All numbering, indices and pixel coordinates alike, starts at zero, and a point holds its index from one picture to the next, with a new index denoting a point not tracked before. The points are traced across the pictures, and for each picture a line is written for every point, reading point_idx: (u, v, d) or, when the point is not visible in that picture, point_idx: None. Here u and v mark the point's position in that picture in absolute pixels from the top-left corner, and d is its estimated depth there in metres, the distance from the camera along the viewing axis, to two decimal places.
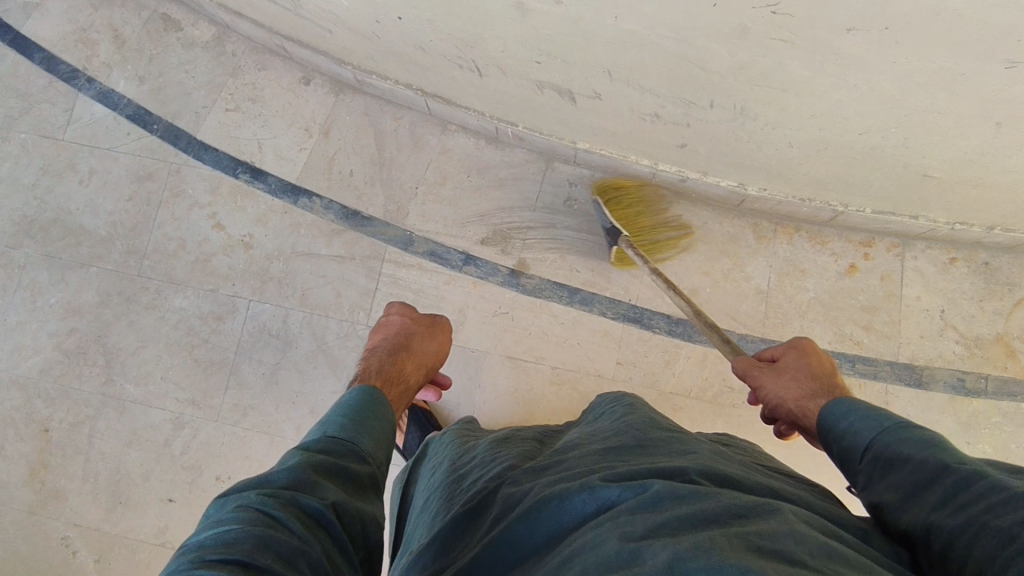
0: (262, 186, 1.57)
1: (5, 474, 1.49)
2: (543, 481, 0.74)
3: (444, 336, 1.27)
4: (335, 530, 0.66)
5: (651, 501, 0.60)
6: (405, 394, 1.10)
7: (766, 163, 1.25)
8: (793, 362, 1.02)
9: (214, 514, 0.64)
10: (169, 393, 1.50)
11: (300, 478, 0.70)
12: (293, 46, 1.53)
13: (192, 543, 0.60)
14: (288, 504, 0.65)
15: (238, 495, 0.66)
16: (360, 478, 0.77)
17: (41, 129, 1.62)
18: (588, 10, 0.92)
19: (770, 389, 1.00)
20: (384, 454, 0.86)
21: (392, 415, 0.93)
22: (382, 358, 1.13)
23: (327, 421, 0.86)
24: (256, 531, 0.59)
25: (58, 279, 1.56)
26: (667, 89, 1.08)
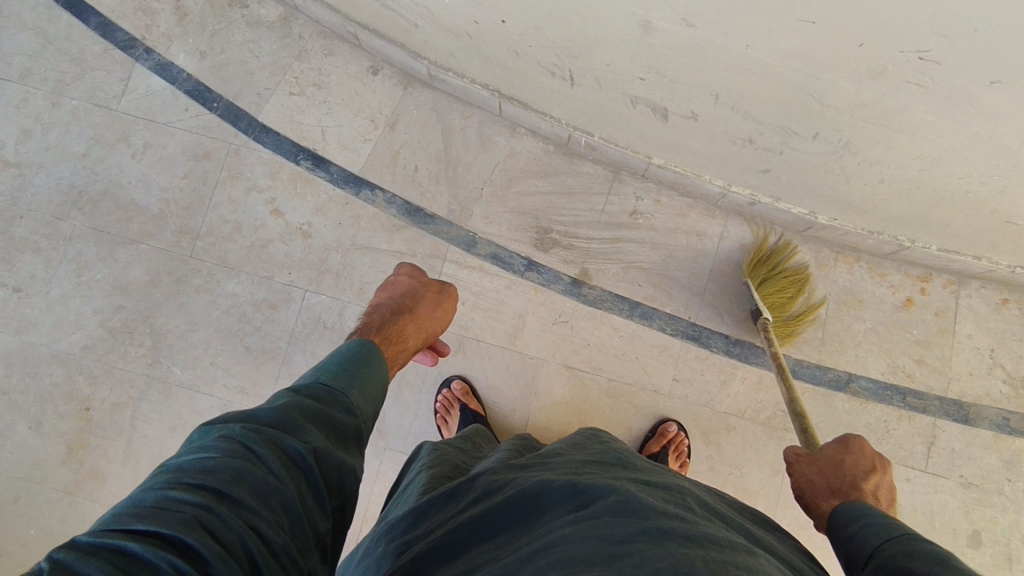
0: (323, 175, 1.54)
1: (43, 451, 1.46)
2: (524, 476, 0.81)
3: (450, 305, 1.23)
4: (312, 473, 0.70)
5: (631, 508, 0.66)
6: (401, 354, 1.08)
7: (847, 196, 1.26)
8: (829, 453, 0.93)
9: (196, 440, 0.68)
10: (218, 380, 1.47)
11: (285, 419, 0.73)
12: (367, 34, 1.50)
13: (172, 464, 0.65)
14: (271, 443, 0.69)
15: (222, 425, 0.70)
16: (346, 428, 0.80)
17: (95, 97, 1.58)
18: (720, 36, 0.91)
19: (794, 473, 0.94)
20: (371, 408, 0.88)
21: (383, 373, 0.95)
22: (384, 316, 1.12)
23: (320, 368, 0.88)
24: (234, 464, 0.64)
25: (105, 254, 1.51)
26: (771, 118, 1.07)
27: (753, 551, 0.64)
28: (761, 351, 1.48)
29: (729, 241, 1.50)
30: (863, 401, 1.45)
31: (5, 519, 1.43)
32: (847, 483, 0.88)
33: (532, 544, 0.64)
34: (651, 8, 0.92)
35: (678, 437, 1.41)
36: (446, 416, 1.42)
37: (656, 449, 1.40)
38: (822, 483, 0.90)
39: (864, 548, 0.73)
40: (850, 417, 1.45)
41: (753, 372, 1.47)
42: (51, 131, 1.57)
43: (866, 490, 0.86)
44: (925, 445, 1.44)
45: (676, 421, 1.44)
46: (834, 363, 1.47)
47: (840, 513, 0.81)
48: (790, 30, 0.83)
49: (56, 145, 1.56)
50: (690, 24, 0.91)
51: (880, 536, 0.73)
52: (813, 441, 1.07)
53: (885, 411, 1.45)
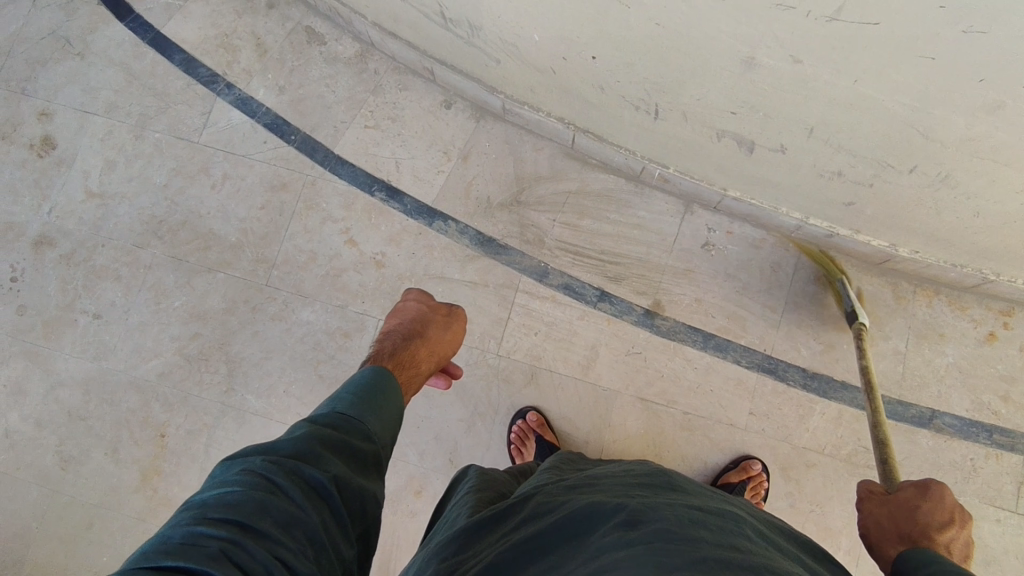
0: (397, 206, 1.57)
1: (117, 478, 1.45)
2: (573, 499, 0.77)
3: (461, 326, 1.20)
4: (334, 503, 0.70)
5: (682, 539, 0.62)
6: (415, 380, 1.05)
7: (935, 229, 1.25)
8: (905, 498, 0.86)
9: (219, 475, 0.68)
10: (291, 408, 1.47)
11: (305, 450, 0.73)
12: (444, 70, 1.55)
13: (196, 499, 0.64)
14: (291, 473, 0.69)
15: (244, 458, 0.70)
16: (365, 456, 0.79)
17: (177, 130, 1.63)
18: (828, 72, 0.92)
19: (868, 518, 0.87)
20: (389, 436, 0.87)
21: (400, 400, 0.93)
22: (395, 342, 1.09)
23: (337, 398, 0.87)
24: (257, 496, 0.63)
25: (184, 282, 1.54)
26: (867, 151, 1.07)
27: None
28: (841, 386, 1.45)
29: (804, 272, 1.49)
30: (947, 439, 1.41)
31: (76, 547, 1.42)
32: (916, 530, 0.80)
33: (589, 564, 0.61)
34: (758, 45, 0.93)
35: (760, 475, 1.37)
36: (521, 446, 1.40)
37: (734, 480, 1.36)
38: (893, 527, 0.83)
39: None
40: (935, 455, 1.40)
41: (833, 408, 1.44)
42: (134, 162, 1.62)
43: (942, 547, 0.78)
44: (1014, 486, 1.39)
45: (757, 457, 1.41)
46: (917, 398, 1.43)
47: (909, 561, 0.75)
48: (907, 65, 0.85)
49: (139, 176, 1.61)
50: (798, 60, 0.92)
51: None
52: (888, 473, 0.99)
53: (971, 449, 1.41)
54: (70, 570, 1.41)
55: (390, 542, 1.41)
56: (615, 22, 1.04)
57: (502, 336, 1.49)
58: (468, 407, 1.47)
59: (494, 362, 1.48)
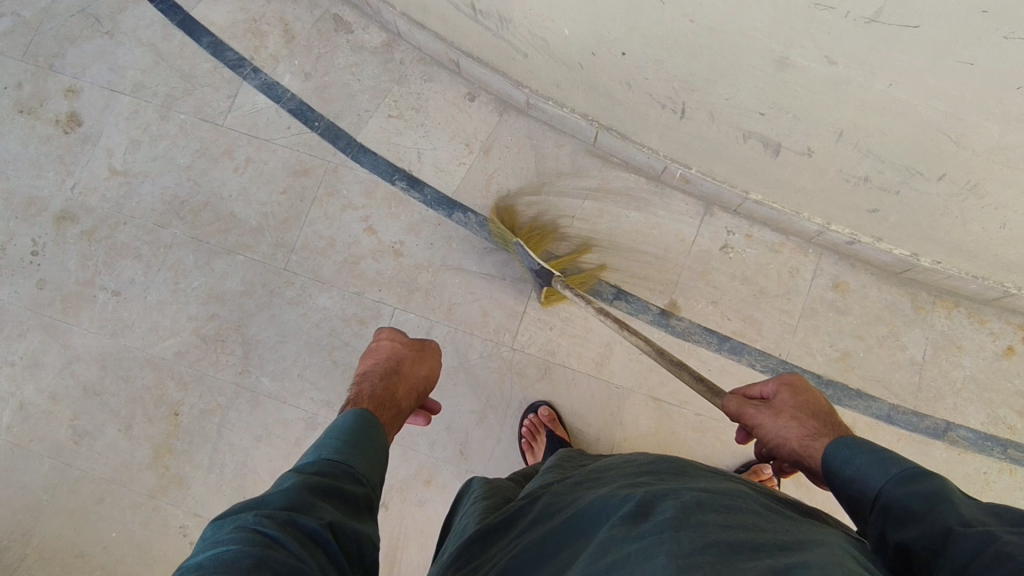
0: (417, 196, 1.57)
1: (129, 454, 1.46)
2: (578, 497, 0.76)
3: (434, 360, 1.23)
4: (333, 549, 0.69)
5: (691, 524, 0.60)
6: (395, 420, 1.05)
7: (959, 239, 1.24)
8: (787, 401, 0.90)
9: (211, 537, 0.65)
10: (305, 392, 1.47)
11: (296, 500, 0.72)
12: (470, 63, 1.55)
13: (189, 564, 0.62)
14: (287, 524, 0.68)
15: (233, 517, 0.68)
16: (355, 499, 0.79)
17: (202, 112, 1.64)
18: (862, 73, 0.92)
19: (771, 431, 0.87)
20: (378, 476, 0.87)
21: (381, 441, 0.93)
22: (373, 383, 1.08)
23: (321, 445, 0.87)
24: (256, 550, 0.61)
25: (203, 263, 1.55)
26: (896, 157, 1.07)
27: (836, 549, 0.58)
28: (856, 394, 1.44)
29: (823, 278, 1.49)
30: (962, 451, 1.40)
31: (86, 521, 1.43)
32: (823, 421, 0.85)
33: (598, 561, 0.60)
34: (793, 44, 0.93)
35: (771, 480, 1.37)
36: (532, 441, 1.40)
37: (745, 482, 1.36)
38: (801, 426, 0.85)
39: (869, 490, 0.69)
40: (949, 467, 1.40)
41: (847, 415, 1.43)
42: (158, 142, 1.63)
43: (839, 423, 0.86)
44: None
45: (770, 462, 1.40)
46: (932, 410, 1.42)
47: (837, 457, 0.76)
48: (944, 70, 0.85)
49: (163, 156, 1.62)
50: (833, 61, 0.92)
51: (880, 476, 0.69)
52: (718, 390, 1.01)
53: (985, 463, 1.40)
54: (80, 543, 1.42)
55: (398, 530, 1.41)
56: (648, 17, 1.04)
57: (517, 329, 1.49)
58: (480, 399, 1.47)
59: (508, 355, 1.48)
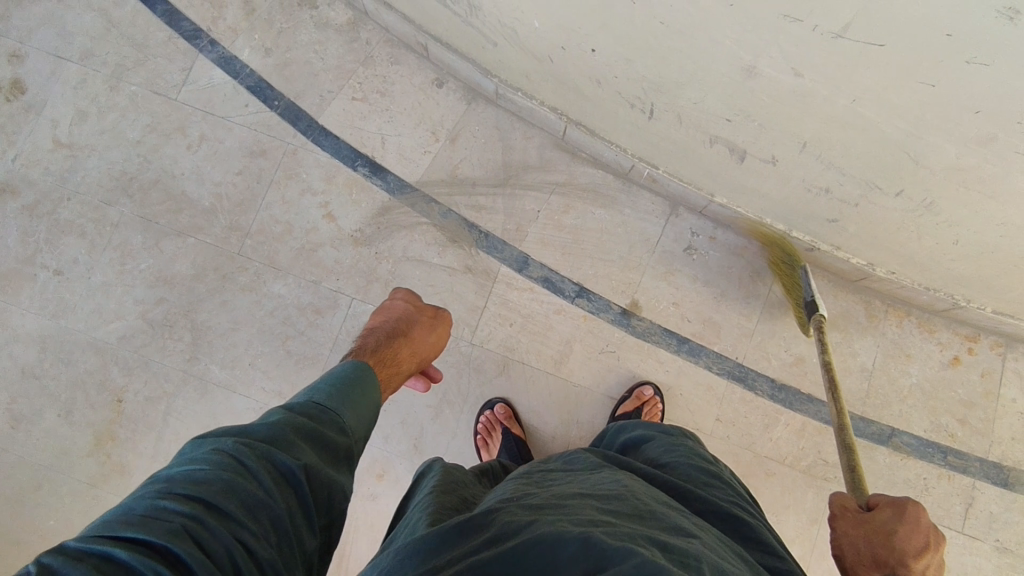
0: (380, 183, 1.53)
1: (68, 441, 1.40)
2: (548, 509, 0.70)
3: (444, 331, 1.20)
4: (303, 492, 0.67)
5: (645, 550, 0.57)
6: (393, 379, 1.04)
7: (914, 252, 1.26)
8: (877, 517, 0.83)
9: (189, 452, 0.65)
10: (256, 382, 1.43)
11: (278, 434, 0.70)
12: (438, 48, 1.50)
13: (164, 474, 0.62)
14: (263, 456, 0.66)
15: (215, 438, 0.67)
16: (337, 447, 0.76)
17: (154, 85, 1.56)
18: (828, 88, 0.91)
19: (839, 537, 0.84)
20: (365, 430, 0.85)
21: (375, 401, 0.90)
22: (378, 339, 1.08)
23: (315, 388, 0.84)
24: (226, 477, 0.61)
25: (152, 244, 1.49)
26: (858, 171, 1.07)
27: None
28: (807, 399, 1.46)
29: None
30: (904, 457, 1.44)
31: (20, 509, 1.38)
32: (893, 557, 0.76)
33: None
34: (761, 54, 0.91)
35: (653, 400, 1.40)
36: (488, 438, 1.39)
37: (631, 409, 1.39)
38: (868, 551, 0.79)
39: None
40: (890, 472, 1.44)
41: (797, 420, 1.45)
42: (107, 114, 1.55)
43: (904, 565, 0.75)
44: (963, 506, 1.42)
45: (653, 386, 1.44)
46: (878, 416, 1.46)
47: None
48: (906, 89, 0.85)
49: (111, 129, 1.54)
50: (799, 73, 0.91)
51: None
52: (858, 484, 0.97)
53: (925, 469, 1.44)
54: (13, 531, 1.37)
55: (348, 525, 1.39)
56: (619, 17, 1.02)
57: (477, 324, 1.47)
58: (437, 393, 1.45)
59: (467, 350, 1.47)
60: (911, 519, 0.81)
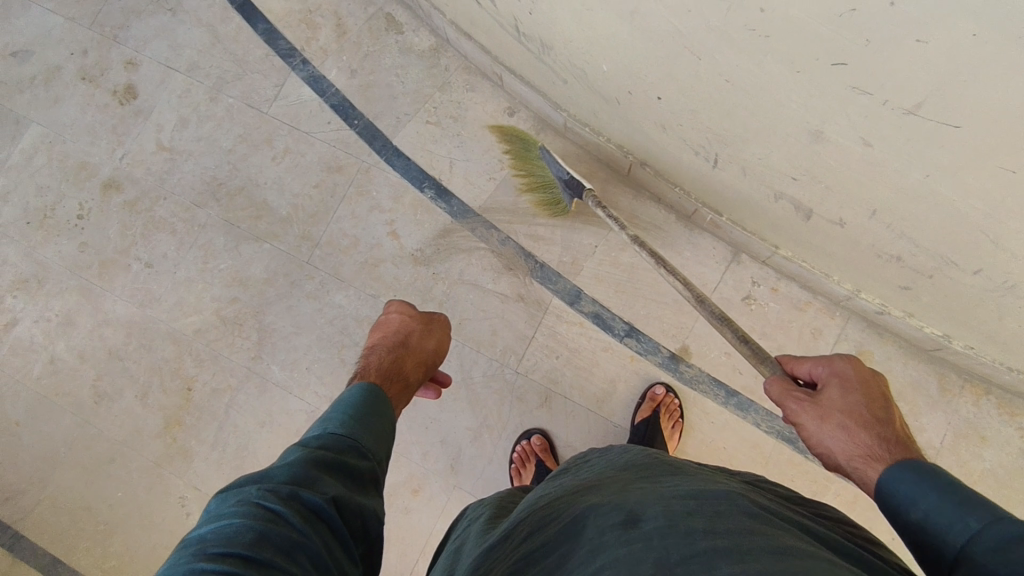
0: (444, 206, 1.58)
1: (142, 421, 1.53)
2: (570, 503, 0.71)
3: (444, 332, 1.23)
4: (335, 523, 0.70)
5: (682, 533, 0.57)
6: (404, 393, 1.05)
7: (995, 331, 1.16)
8: (832, 396, 0.80)
9: (215, 509, 0.68)
10: (311, 385, 1.51)
11: (299, 474, 0.73)
12: (512, 80, 1.53)
13: (193, 535, 0.64)
14: (289, 499, 0.69)
15: (238, 491, 0.69)
16: (360, 473, 0.79)
17: (249, 98, 1.68)
18: (898, 160, 0.86)
19: (815, 431, 0.79)
20: (385, 450, 0.88)
21: (390, 416, 0.92)
22: (381, 355, 1.09)
23: (328, 418, 0.87)
24: (257, 526, 0.63)
25: (232, 246, 1.60)
26: (932, 245, 1.01)
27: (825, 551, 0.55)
28: None
29: (846, 344, 1.42)
30: None
31: (97, 477, 1.52)
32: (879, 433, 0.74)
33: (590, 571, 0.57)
34: (828, 120, 0.88)
35: (668, 398, 1.41)
36: (521, 468, 1.41)
37: (647, 414, 1.40)
38: (851, 442, 0.75)
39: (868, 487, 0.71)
40: None
41: (849, 490, 1.37)
42: (205, 123, 1.68)
43: (903, 433, 0.75)
44: None
45: (665, 384, 1.44)
46: None
47: (886, 489, 0.68)
48: (983, 171, 0.79)
49: (207, 137, 1.67)
50: (868, 142, 0.87)
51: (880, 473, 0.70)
52: (763, 356, 0.94)
53: None
54: (89, 497, 1.51)
55: None
56: (685, 69, 1.00)
57: (524, 353, 1.49)
58: (478, 417, 1.48)
59: (511, 378, 1.49)
60: (854, 380, 0.80)
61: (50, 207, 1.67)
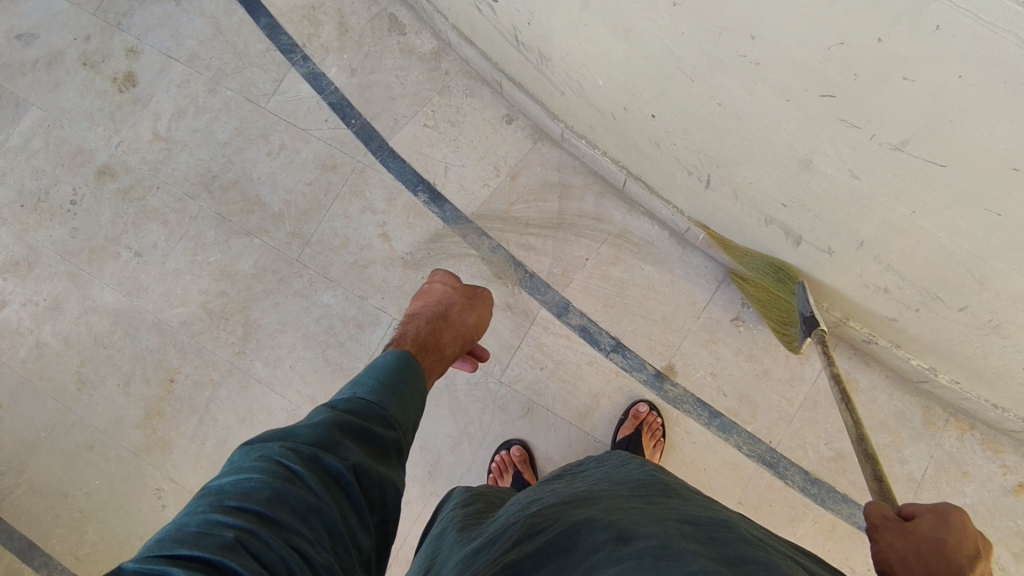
0: (437, 210, 1.57)
1: (123, 410, 1.53)
2: (570, 511, 0.69)
3: (484, 309, 1.20)
4: (353, 491, 0.69)
5: (673, 554, 0.55)
6: (439, 363, 1.05)
7: (981, 368, 1.15)
8: (924, 529, 0.70)
9: (237, 460, 0.66)
10: (293, 384, 1.51)
11: (324, 436, 0.71)
12: (511, 87, 1.53)
13: (213, 484, 0.63)
14: (310, 461, 0.67)
15: (262, 444, 0.68)
16: (383, 442, 0.77)
17: (248, 92, 1.68)
18: (885, 194, 0.85)
19: (885, 544, 0.71)
20: (412, 421, 0.85)
21: (422, 389, 0.89)
22: (420, 326, 1.09)
23: (360, 381, 0.85)
24: (274, 485, 0.62)
25: (222, 239, 1.60)
26: (919, 279, 0.99)
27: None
28: (841, 499, 1.37)
29: None
30: None
31: (74, 464, 1.51)
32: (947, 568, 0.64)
33: None
34: (817, 150, 0.87)
35: (649, 417, 1.41)
36: (499, 478, 1.41)
37: (628, 431, 1.39)
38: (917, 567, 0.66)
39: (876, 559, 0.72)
40: None
41: (827, 519, 1.37)
42: (202, 114, 1.68)
43: None
44: None
45: (648, 402, 1.43)
46: None
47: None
48: (968, 211, 0.79)
49: (203, 128, 1.67)
50: (855, 175, 0.86)
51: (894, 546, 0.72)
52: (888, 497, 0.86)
53: None
54: (66, 484, 1.50)
55: None
56: (678, 89, 0.99)
57: (508, 363, 1.48)
58: (459, 425, 1.47)
59: (494, 387, 1.48)
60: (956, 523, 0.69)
61: (43, 190, 1.66)
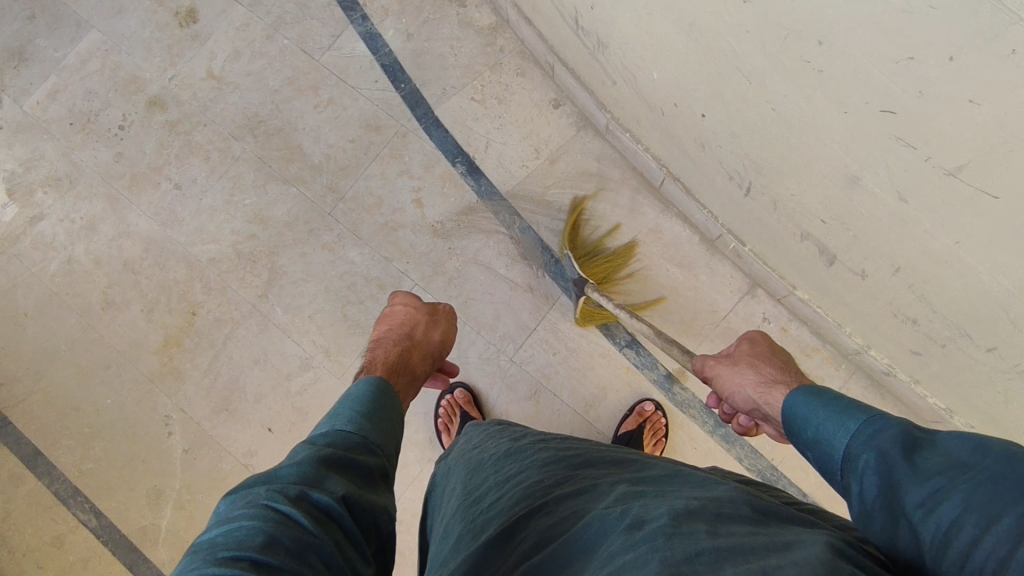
0: (473, 183, 1.58)
1: (143, 335, 1.57)
2: (563, 514, 0.66)
3: (449, 323, 1.24)
4: (346, 523, 0.67)
5: (685, 532, 0.56)
6: (411, 385, 1.06)
7: (999, 415, 1.13)
8: (742, 350, 1.04)
9: (224, 512, 0.64)
10: (309, 334, 1.53)
11: (310, 474, 0.69)
12: (564, 72, 1.52)
13: (203, 540, 0.60)
14: (298, 500, 0.65)
15: (246, 492, 0.65)
16: (366, 471, 0.75)
17: (304, 44, 1.70)
18: (931, 221, 0.84)
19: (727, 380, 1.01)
20: (393, 446, 0.84)
21: (396, 410, 0.90)
22: (388, 349, 1.10)
23: (336, 414, 0.83)
24: (267, 529, 0.60)
25: (260, 183, 1.62)
26: (951, 314, 0.98)
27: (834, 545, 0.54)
28: None
29: None
30: None
31: (90, 380, 1.55)
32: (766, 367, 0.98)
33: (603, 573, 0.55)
34: (867, 166, 0.86)
35: (655, 416, 1.41)
36: None
37: (632, 427, 1.40)
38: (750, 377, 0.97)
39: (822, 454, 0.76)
40: None
41: None
42: (257, 59, 1.70)
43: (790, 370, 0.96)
44: None
45: (656, 402, 1.44)
46: None
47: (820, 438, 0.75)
48: (1014, 248, 0.77)
49: (256, 73, 1.69)
50: (903, 198, 0.85)
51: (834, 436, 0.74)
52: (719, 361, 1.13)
53: None
54: (79, 398, 1.55)
55: None
56: (733, 89, 0.99)
57: (522, 343, 1.49)
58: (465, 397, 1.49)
59: (505, 365, 1.48)
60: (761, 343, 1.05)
61: (94, 112, 1.70)
